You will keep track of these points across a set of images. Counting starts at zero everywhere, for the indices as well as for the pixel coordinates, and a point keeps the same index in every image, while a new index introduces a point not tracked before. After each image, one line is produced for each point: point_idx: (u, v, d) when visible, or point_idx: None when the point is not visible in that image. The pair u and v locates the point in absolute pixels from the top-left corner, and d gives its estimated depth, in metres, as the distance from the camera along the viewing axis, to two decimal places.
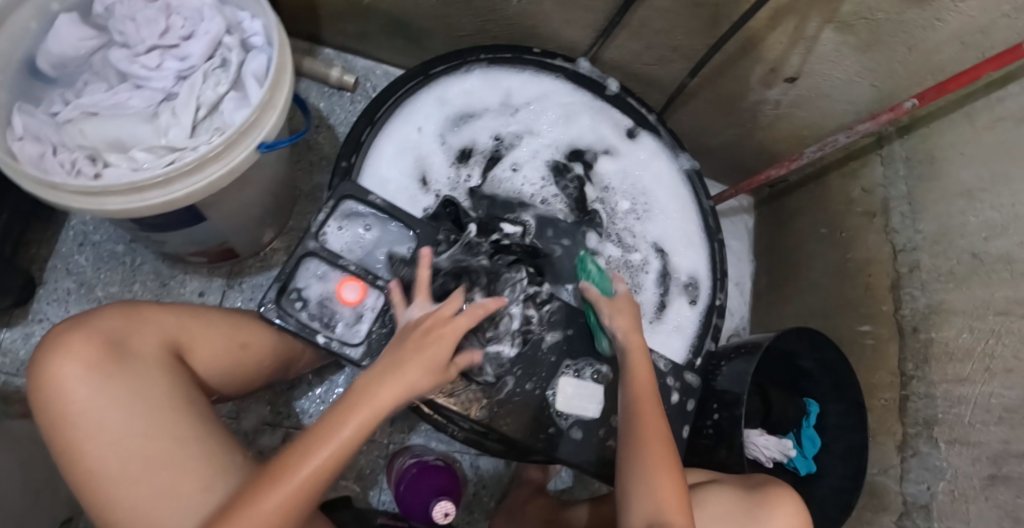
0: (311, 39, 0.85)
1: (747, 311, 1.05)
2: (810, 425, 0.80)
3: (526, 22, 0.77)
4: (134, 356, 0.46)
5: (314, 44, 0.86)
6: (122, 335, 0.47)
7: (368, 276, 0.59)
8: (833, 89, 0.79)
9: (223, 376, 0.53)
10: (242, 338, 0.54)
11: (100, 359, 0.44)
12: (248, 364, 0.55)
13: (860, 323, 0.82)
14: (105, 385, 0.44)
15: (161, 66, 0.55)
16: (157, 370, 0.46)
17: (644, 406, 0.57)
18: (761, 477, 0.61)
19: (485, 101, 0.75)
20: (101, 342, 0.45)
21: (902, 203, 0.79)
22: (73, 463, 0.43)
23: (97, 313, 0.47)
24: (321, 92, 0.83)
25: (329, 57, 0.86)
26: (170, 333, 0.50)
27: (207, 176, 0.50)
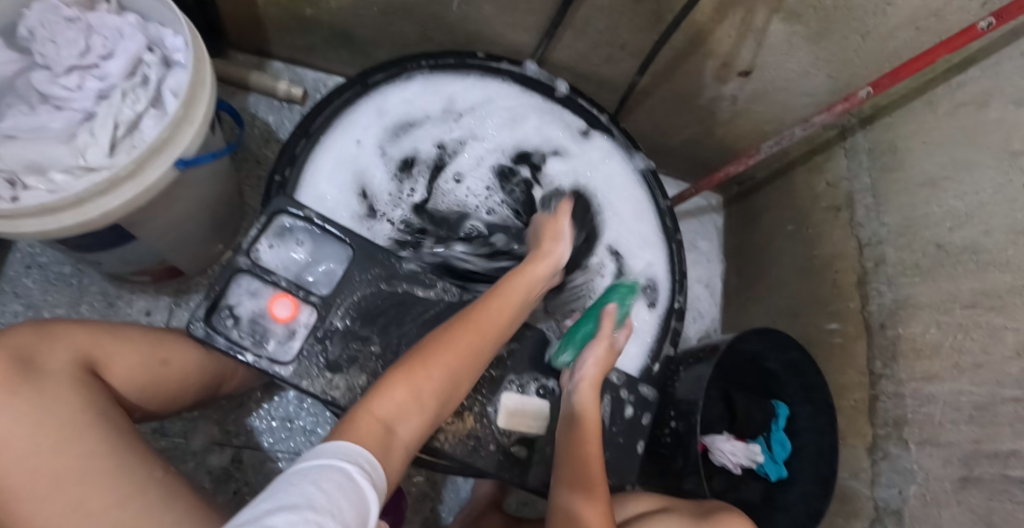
0: (260, 54, 0.85)
1: (717, 312, 1.02)
2: (779, 429, 0.77)
3: (468, 27, 0.76)
4: (42, 371, 0.45)
5: (264, 59, 0.85)
6: (30, 352, 0.46)
7: (301, 291, 0.56)
8: (790, 80, 0.77)
9: (146, 395, 0.52)
10: (164, 354, 0.54)
11: (4, 376, 0.43)
12: (174, 382, 0.54)
13: (828, 321, 0.79)
14: (10, 402, 0.43)
15: (82, 86, 0.54)
16: (66, 387, 0.45)
17: (591, 457, 0.54)
18: (716, 503, 0.58)
19: (427, 108, 0.74)
20: (7, 359, 0.44)
21: (866, 196, 0.76)
22: None
23: (6, 331, 0.46)
24: (270, 106, 0.83)
25: (279, 71, 0.85)
26: (85, 350, 0.48)
27: (123, 195, 0.50)
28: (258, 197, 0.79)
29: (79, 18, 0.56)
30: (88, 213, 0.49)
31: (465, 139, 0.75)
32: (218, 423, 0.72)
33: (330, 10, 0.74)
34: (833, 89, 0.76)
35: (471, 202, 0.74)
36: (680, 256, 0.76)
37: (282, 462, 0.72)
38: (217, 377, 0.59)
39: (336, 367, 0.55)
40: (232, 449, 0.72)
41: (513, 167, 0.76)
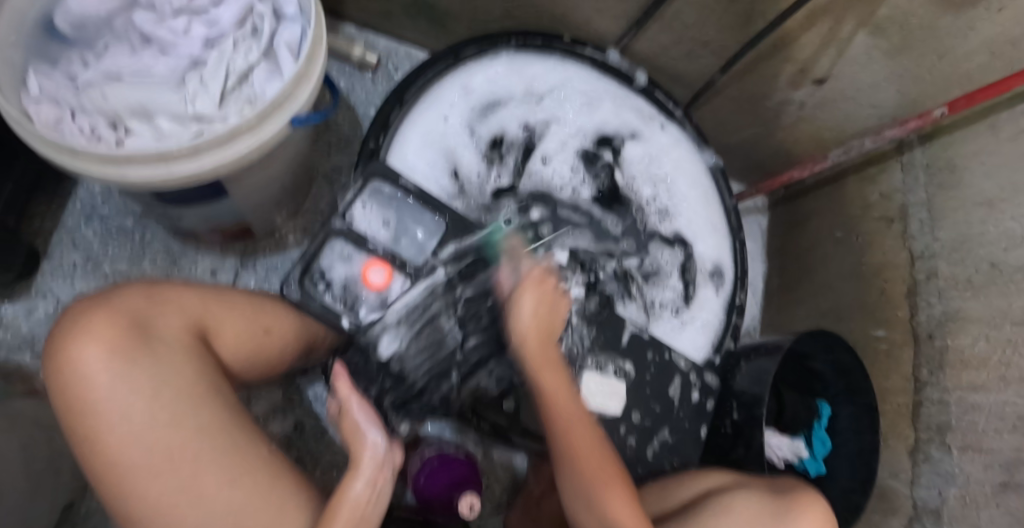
0: (332, 15, 0.83)
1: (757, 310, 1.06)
2: (822, 427, 0.81)
3: (555, 9, 0.76)
4: (158, 340, 0.44)
5: (334, 20, 0.83)
6: (144, 317, 0.44)
7: (395, 259, 0.58)
8: (860, 93, 0.78)
9: (246, 361, 0.52)
10: (266, 323, 0.53)
11: (122, 340, 0.42)
12: (273, 350, 0.54)
13: (875, 328, 0.82)
14: (128, 371, 0.41)
15: (189, 31, 0.52)
16: (181, 354, 0.44)
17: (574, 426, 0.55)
18: (788, 485, 0.58)
19: (511, 87, 0.74)
20: (123, 322, 0.43)
21: (921, 210, 0.79)
22: (94, 452, 0.40)
23: (118, 295, 0.45)
24: (341, 70, 0.81)
25: (350, 35, 0.83)
26: (197, 315, 0.48)
27: (238, 149, 0.48)
28: (327, 162, 0.79)
29: None
30: (201, 165, 0.47)
31: (548, 118, 0.76)
32: (282, 389, 0.72)
33: None
34: (900, 103, 0.76)
35: (551, 182, 0.74)
36: (744, 249, 0.78)
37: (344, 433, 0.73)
38: (311, 342, 0.58)
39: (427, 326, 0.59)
40: (295, 415, 0.72)
41: (595, 150, 0.77)
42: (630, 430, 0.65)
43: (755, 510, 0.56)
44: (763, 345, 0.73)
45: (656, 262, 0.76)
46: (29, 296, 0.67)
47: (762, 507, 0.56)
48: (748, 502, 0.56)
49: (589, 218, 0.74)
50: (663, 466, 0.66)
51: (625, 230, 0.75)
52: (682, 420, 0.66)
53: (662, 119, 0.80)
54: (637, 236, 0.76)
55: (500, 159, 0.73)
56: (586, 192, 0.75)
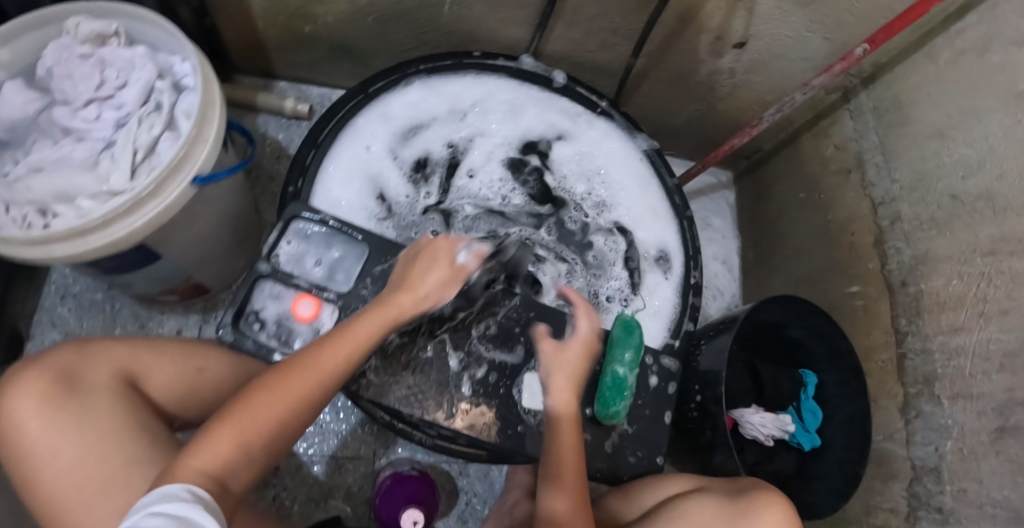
0: (265, 75, 0.89)
1: (737, 288, 0.97)
2: (809, 397, 0.76)
3: (462, 27, 0.78)
4: (87, 386, 0.48)
5: (268, 80, 0.90)
6: (75, 368, 0.48)
7: (324, 290, 0.60)
8: (785, 48, 0.76)
9: (181, 400, 0.55)
10: (198, 362, 0.56)
11: (53, 391, 0.46)
12: (212, 388, 0.57)
13: (849, 285, 0.77)
14: (59, 417, 0.46)
15: (101, 117, 0.57)
16: (109, 396, 0.48)
17: (565, 459, 0.53)
18: (752, 484, 0.57)
19: (431, 110, 0.76)
20: (51, 375, 0.47)
21: (876, 154, 0.76)
22: (35, 495, 0.44)
23: (51, 351, 0.49)
24: (279, 124, 0.86)
25: (284, 90, 0.90)
26: (124, 361, 0.51)
27: (145, 215, 0.52)
28: (273, 212, 0.83)
29: (92, 53, 0.58)
30: (118, 232, 0.52)
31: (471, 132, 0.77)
32: None
33: (327, 25, 0.78)
34: (830, 51, 0.75)
35: (482, 195, 0.76)
36: (692, 228, 0.76)
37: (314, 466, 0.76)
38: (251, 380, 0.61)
39: None
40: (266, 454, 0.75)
41: (523, 157, 0.78)
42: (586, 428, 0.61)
43: (717, 517, 0.55)
44: (727, 318, 0.71)
45: (594, 251, 0.76)
46: None
47: (722, 509, 0.55)
48: (705, 507, 0.56)
49: (536, 219, 0.76)
50: (628, 461, 0.61)
51: (561, 228, 0.76)
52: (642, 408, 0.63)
53: (587, 113, 0.80)
54: (577, 231, 0.76)
55: (426, 179, 0.75)
56: (521, 197, 0.77)
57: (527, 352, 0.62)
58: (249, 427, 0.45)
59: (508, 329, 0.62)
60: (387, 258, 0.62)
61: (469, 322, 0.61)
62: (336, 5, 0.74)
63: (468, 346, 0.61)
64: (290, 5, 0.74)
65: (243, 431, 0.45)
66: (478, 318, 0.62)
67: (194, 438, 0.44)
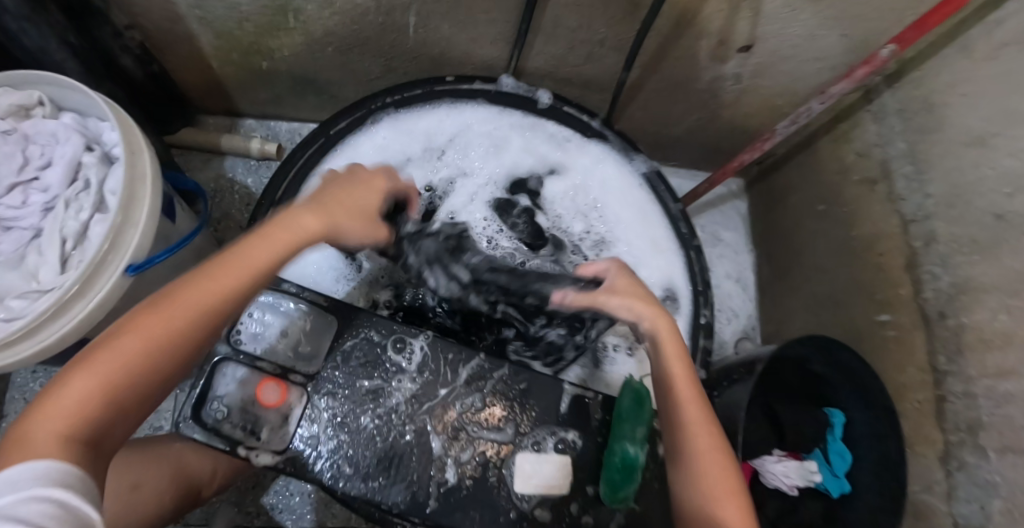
0: (231, 113, 0.85)
1: (752, 308, 0.89)
2: (837, 439, 0.68)
3: (432, 51, 0.70)
4: None
5: (236, 120, 0.85)
6: None
7: (290, 373, 0.54)
8: (794, 48, 0.67)
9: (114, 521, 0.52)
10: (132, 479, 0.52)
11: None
12: (150, 499, 0.53)
13: (877, 313, 0.69)
14: None
15: (27, 201, 0.52)
16: None
17: (702, 458, 0.49)
18: None
19: (404, 149, 0.71)
20: None
21: (905, 163, 0.67)
22: None
23: None
24: (247, 166, 0.83)
25: (251, 128, 0.86)
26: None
27: (77, 315, 0.48)
28: None
29: (13, 129, 0.53)
30: (47, 337, 0.47)
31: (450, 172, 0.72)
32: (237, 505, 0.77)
33: (285, 60, 0.71)
34: (847, 48, 0.67)
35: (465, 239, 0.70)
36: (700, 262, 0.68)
37: None
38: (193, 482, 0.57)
39: (320, 430, 0.53)
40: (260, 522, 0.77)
41: (510, 198, 0.73)
42: (585, 509, 0.54)
43: None
44: (748, 363, 0.64)
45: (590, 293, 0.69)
46: None
47: None
48: None
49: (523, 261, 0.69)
50: None
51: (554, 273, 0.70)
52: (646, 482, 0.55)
53: (577, 136, 0.73)
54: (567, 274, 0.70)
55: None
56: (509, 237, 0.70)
57: (516, 428, 0.55)
58: (116, 375, 0.37)
59: (496, 404, 0.56)
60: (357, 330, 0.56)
61: (450, 398, 0.55)
62: (290, 39, 0.67)
63: (452, 428, 0.54)
64: (241, 44, 0.68)
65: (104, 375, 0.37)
66: (460, 394, 0.56)
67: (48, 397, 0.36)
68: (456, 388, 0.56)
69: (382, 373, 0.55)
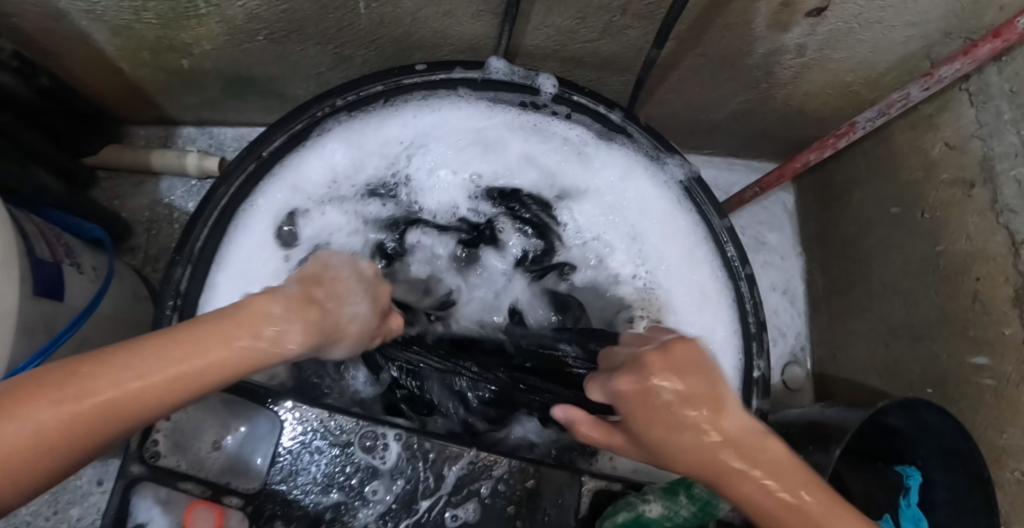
0: (165, 120, 0.68)
1: (804, 326, 0.76)
2: (912, 504, 0.56)
3: (396, 32, 0.52)
4: None
5: (172, 126, 0.69)
6: None
7: (223, 494, 0.41)
8: (881, 14, 0.50)
9: None
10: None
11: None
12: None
13: (971, 353, 0.55)
14: None
15: None
16: None
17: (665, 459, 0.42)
18: None
19: (364, 161, 0.54)
20: None
21: (1016, 163, 0.50)
22: None
23: None
24: (188, 189, 0.68)
25: (192, 137, 0.69)
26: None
27: None
28: None
29: None
30: None
31: (429, 191, 0.56)
32: None
33: (208, 54, 0.54)
34: (948, 10, 0.49)
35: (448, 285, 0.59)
36: (754, 297, 0.53)
37: None
38: None
39: None
40: None
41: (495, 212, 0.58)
42: None
43: None
44: (816, 428, 0.49)
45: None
46: None
47: None
48: None
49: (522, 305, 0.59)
50: None
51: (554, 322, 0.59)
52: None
53: (597, 133, 0.56)
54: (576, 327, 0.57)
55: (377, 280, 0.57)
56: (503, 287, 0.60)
57: None
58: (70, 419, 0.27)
59: (497, 513, 0.43)
60: (310, 424, 0.44)
61: (437, 507, 0.43)
62: (206, 29, 0.50)
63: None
64: (149, 39, 0.52)
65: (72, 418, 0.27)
66: (449, 500, 0.43)
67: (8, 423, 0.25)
68: (443, 493, 0.43)
69: (348, 481, 0.43)
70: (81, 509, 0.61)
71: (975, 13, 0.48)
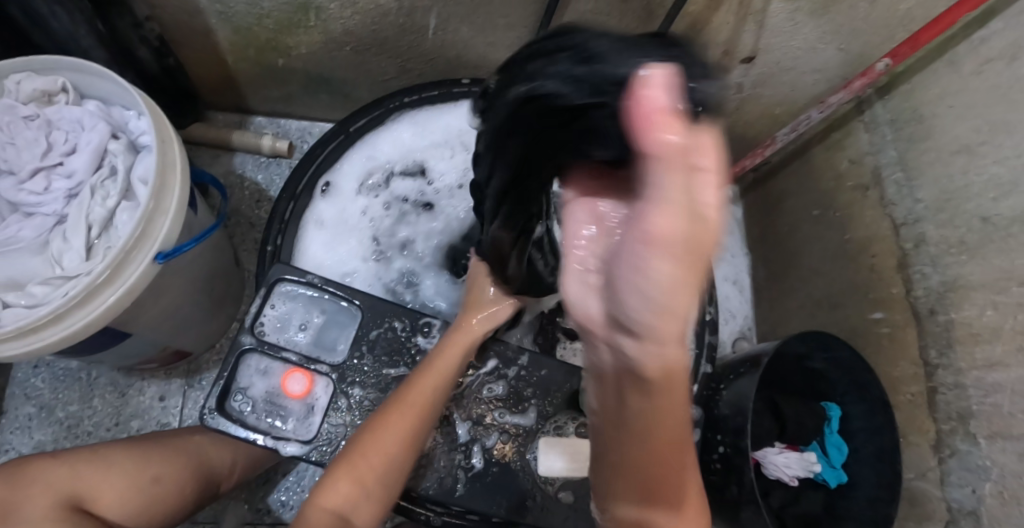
0: (240, 110, 0.83)
1: (750, 310, 0.96)
2: (834, 432, 0.72)
3: (448, 53, 0.72)
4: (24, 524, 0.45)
5: (245, 116, 0.84)
6: (14, 505, 0.47)
7: (313, 363, 0.54)
8: (797, 60, 0.71)
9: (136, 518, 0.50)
10: (154, 472, 0.52)
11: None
12: (171, 495, 0.53)
13: (872, 311, 0.73)
14: None
15: (50, 187, 0.51)
16: None
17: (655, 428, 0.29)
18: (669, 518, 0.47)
19: (425, 148, 0.69)
20: None
21: (896, 170, 0.71)
22: None
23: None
24: (257, 163, 0.81)
25: (261, 126, 0.84)
26: (65, 485, 0.48)
27: (105, 300, 0.46)
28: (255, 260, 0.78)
29: (37, 114, 0.52)
30: (71, 325, 0.46)
31: None
32: (247, 502, 0.71)
33: (300, 57, 0.71)
34: (843, 61, 0.70)
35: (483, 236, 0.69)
36: (708, 265, 0.70)
37: None
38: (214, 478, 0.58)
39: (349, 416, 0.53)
40: None
41: None
42: None
43: None
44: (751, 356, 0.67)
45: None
46: None
47: None
48: None
49: None
50: None
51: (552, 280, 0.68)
52: None
53: None
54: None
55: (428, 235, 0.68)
56: None
57: (540, 413, 0.57)
58: (394, 449, 0.50)
59: (519, 391, 0.58)
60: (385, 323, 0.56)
61: (476, 382, 0.58)
62: (307, 36, 0.68)
63: (478, 413, 0.57)
64: (258, 40, 0.68)
65: (371, 475, 0.49)
66: (489, 378, 0.58)
67: (317, 481, 0.50)
68: (481, 372, 0.58)
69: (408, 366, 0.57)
70: (141, 423, 0.70)
71: (860, 64, 0.69)
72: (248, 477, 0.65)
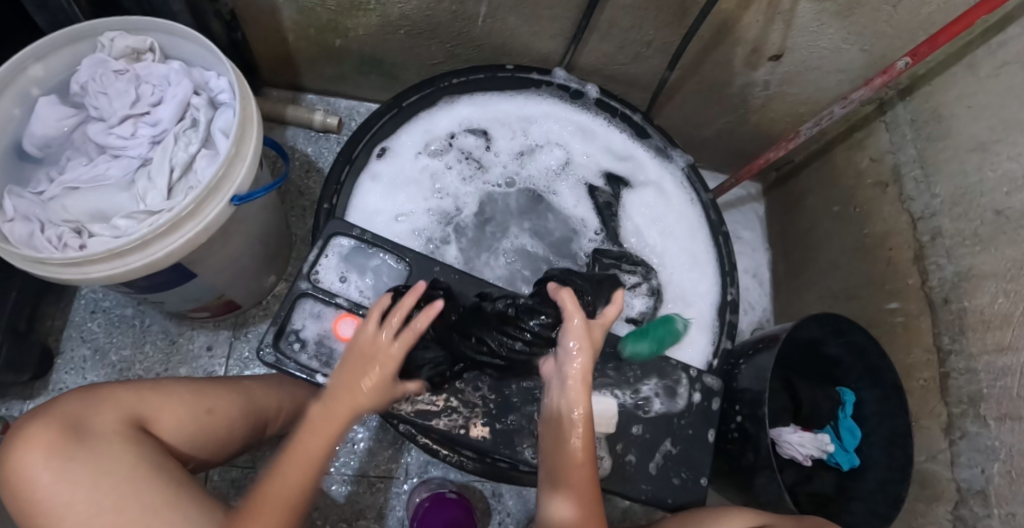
0: (294, 88, 0.90)
1: (768, 302, 1.01)
2: (847, 416, 0.74)
3: (494, 41, 0.77)
4: (94, 435, 0.47)
5: (298, 93, 0.90)
6: (81, 417, 0.48)
7: (363, 310, 0.58)
8: (822, 60, 0.74)
9: (192, 442, 0.55)
10: (208, 404, 0.57)
11: (60, 442, 0.46)
12: (222, 429, 0.57)
13: (888, 301, 0.76)
14: (66, 465, 0.45)
15: (136, 134, 0.57)
16: (121, 448, 0.47)
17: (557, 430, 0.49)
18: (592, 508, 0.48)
19: (482, 124, 0.75)
20: (61, 428, 0.46)
21: (914, 167, 0.74)
22: (33, 511, 0.45)
23: (58, 400, 0.49)
24: (308, 137, 0.87)
25: (313, 103, 0.90)
26: (133, 407, 0.51)
27: (183, 236, 0.51)
28: (303, 226, 0.84)
29: (127, 69, 0.57)
30: (154, 254, 0.50)
31: (533, 155, 0.76)
32: (284, 451, 0.78)
33: (357, 38, 0.77)
34: (867, 63, 0.74)
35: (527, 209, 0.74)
36: (729, 248, 0.73)
37: (346, 459, 0.79)
38: (260, 419, 0.63)
39: None
40: None
41: (594, 183, 0.76)
42: (628, 447, 0.59)
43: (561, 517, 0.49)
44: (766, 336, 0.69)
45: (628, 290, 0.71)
46: (47, 392, 0.74)
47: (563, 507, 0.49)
48: None
49: (576, 231, 0.74)
50: (672, 483, 0.59)
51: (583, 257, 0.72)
52: (647, 406, 0.60)
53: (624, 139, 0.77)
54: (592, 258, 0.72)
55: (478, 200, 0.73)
56: (562, 222, 0.74)
57: None
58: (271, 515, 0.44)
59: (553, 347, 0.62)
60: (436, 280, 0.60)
61: None
62: (366, 19, 0.73)
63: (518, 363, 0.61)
64: (320, 20, 0.73)
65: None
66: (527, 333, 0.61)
67: None
68: None
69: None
70: (189, 369, 0.77)
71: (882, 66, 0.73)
72: (286, 426, 0.70)
